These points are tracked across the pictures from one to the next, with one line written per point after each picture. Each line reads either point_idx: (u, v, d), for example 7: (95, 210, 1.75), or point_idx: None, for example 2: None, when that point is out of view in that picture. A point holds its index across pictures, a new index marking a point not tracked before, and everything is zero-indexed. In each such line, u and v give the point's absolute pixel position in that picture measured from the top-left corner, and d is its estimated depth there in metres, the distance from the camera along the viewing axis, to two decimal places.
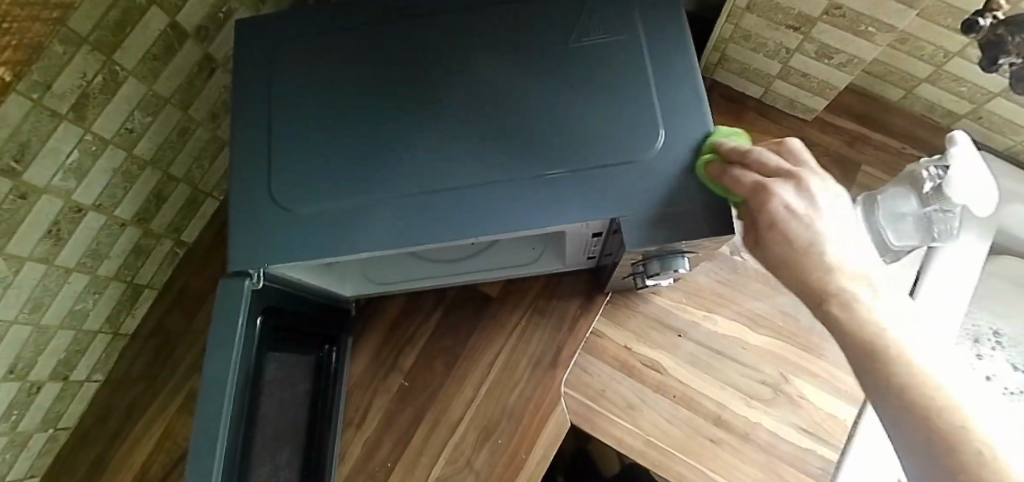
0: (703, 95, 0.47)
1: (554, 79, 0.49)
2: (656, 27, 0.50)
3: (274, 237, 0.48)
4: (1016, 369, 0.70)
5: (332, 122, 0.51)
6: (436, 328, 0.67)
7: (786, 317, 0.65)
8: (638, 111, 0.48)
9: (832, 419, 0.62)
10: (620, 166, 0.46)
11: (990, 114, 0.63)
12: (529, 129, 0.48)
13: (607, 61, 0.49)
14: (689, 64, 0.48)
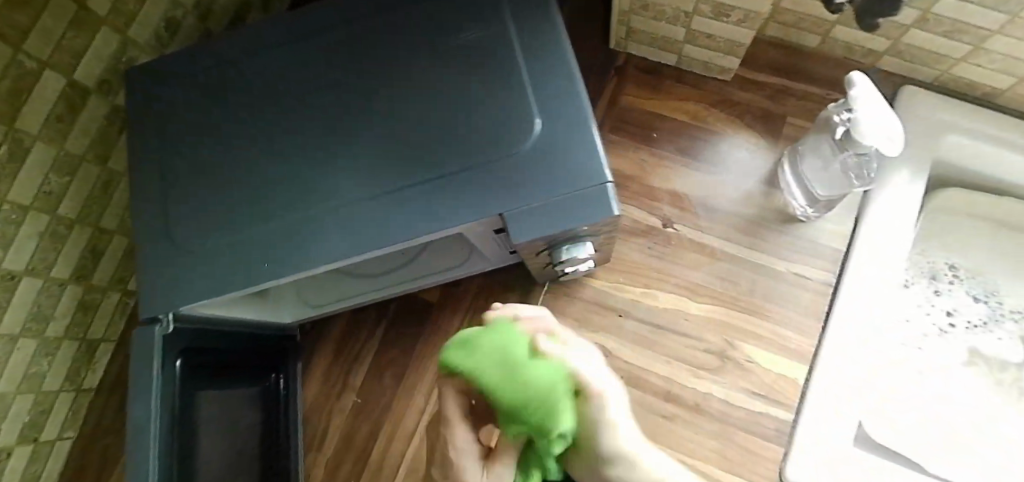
0: (576, 74, 0.46)
1: (430, 83, 0.49)
2: (524, 13, 0.49)
3: (179, 283, 0.49)
4: (978, 302, 0.67)
5: (225, 158, 0.51)
6: (381, 341, 0.68)
7: (725, 283, 0.64)
8: (513, 101, 0.47)
9: (783, 379, 0.61)
10: (501, 160, 0.45)
11: (908, 47, 0.62)
12: (411, 137, 0.48)
13: (479, 55, 0.49)
14: (560, 45, 0.47)
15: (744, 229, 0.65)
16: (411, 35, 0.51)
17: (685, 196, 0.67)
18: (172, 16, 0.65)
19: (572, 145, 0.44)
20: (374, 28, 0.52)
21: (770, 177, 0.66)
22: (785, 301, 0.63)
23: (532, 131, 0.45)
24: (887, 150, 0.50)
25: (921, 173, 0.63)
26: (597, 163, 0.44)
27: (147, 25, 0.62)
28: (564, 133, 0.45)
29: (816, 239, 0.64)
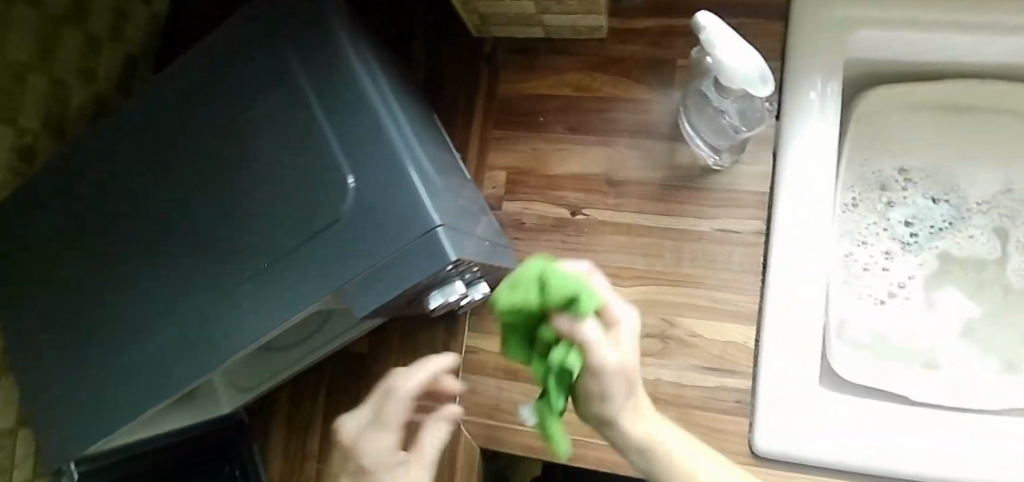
0: (381, 114, 0.41)
1: (245, 164, 0.45)
2: (314, 61, 0.44)
3: (77, 427, 0.49)
4: (938, 202, 0.62)
5: (89, 291, 0.50)
6: (327, 404, 0.66)
7: (650, 258, 0.60)
8: (320, 163, 0.42)
9: (732, 346, 0.56)
10: (324, 231, 0.41)
11: None
12: (239, 227, 0.44)
13: (281, 122, 0.44)
14: (355, 87, 0.42)
15: (656, 195, 0.60)
16: (220, 115, 0.47)
17: (588, 176, 0.62)
18: (23, 145, 0.63)
19: (389, 196, 0.39)
20: (187, 117, 0.49)
21: (673, 131, 0.60)
22: (717, 262, 0.58)
23: (347, 192, 0.40)
24: (757, 89, 0.44)
25: (830, 87, 0.56)
26: (418, 210, 0.38)
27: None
28: (380, 186, 0.39)
29: (734, 187, 0.58)
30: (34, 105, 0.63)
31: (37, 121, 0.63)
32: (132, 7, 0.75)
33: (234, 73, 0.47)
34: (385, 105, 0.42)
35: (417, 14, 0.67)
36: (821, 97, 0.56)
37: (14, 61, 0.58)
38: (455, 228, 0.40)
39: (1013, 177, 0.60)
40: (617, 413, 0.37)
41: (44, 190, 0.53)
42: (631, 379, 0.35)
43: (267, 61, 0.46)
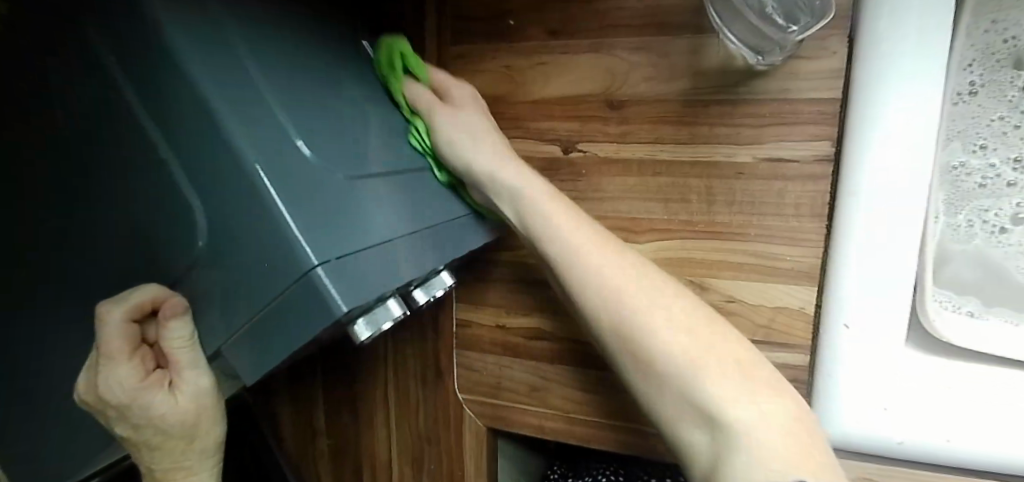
0: (217, 108, 0.28)
1: (65, 184, 0.33)
2: (89, 28, 0.29)
3: None
4: None
5: None
6: (322, 385, 0.61)
7: (673, 204, 0.45)
8: (159, 183, 0.30)
9: (783, 313, 0.44)
10: (183, 277, 0.31)
11: None
12: (91, 267, 0.34)
13: (84, 125, 0.31)
14: (162, 63, 0.28)
15: (675, 118, 0.43)
16: (3, 111, 0.33)
17: (581, 99, 0.46)
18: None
19: (250, 232, 0.28)
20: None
21: (695, 21, 0.41)
22: (761, 205, 0.42)
23: (197, 226, 0.30)
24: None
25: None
26: (288, 250, 0.28)
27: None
28: (234, 217, 0.29)
29: (788, 96, 0.40)
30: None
31: None
32: None
33: None
34: (214, 90, 0.28)
35: None
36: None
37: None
38: (353, 253, 0.30)
39: None
40: (423, 101, 0.42)
41: None
42: (496, 153, 0.42)
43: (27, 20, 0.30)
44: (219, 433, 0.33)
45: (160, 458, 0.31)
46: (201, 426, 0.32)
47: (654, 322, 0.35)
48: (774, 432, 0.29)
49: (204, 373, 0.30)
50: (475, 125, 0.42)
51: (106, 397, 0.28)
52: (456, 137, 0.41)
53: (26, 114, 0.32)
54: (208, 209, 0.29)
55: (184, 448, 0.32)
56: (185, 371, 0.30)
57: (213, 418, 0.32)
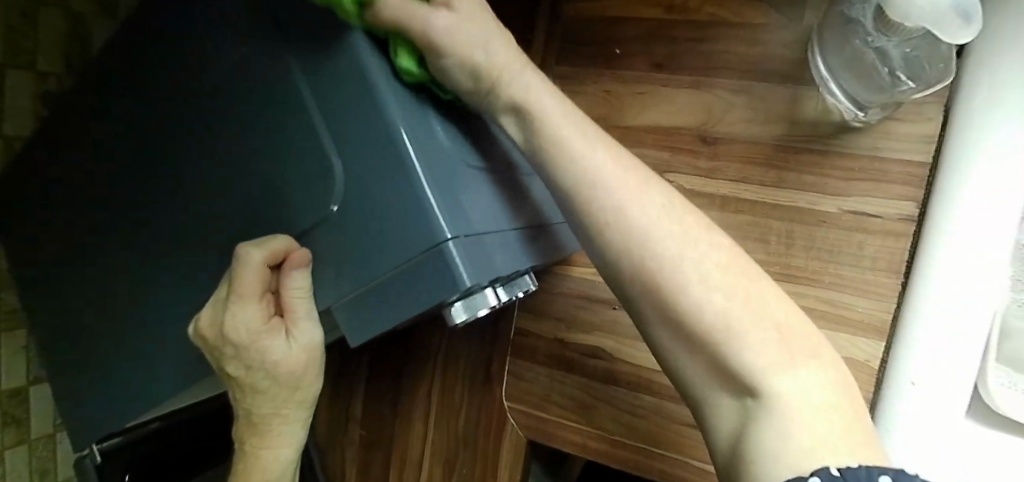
0: (376, 75, 0.29)
1: (218, 132, 0.35)
2: None
3: (96, 411, 0.47)
4: None
5: (89, 271, 0.46)
6: (368, 373, 0.62)
7: (750, 242, 0.46)
8: (305, 138, 0.31)
9: (847, 364, 0.45)
10: (310, 234, 0.32)
11: None
12: (222, 212, 0.36)
13: (249, 79, 0.33)
14: (335, 27, 0.29)
15: (765, 160, 0.45)
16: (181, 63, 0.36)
17: (674, 131, 0.48)
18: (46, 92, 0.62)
19: (387, 198, 0.29)
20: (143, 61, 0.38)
21: (797, 74, 0.44)
22: (838, 255, 0.44)
23: (335, 185, 0.30)
24: (949, 30, 0.29)
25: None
26: (423, 220, 0.28)
27: (21, 117, 0.60)
28: (371, 182, 0.29)
29: (880, 155, 0.42)
30: (50, 47, 0.61)
31: (56, 65, 0.61)
32: None
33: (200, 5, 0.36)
34: (376, 59, 0.29)
35: None
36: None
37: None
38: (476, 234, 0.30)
39: None
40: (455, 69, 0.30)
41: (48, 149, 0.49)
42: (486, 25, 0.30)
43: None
44: (314, 388, 0.34)
45: (262, 400, 0.33)
46: (302, 377, 0.33)
47: (659, 242, 0.26)
48: (815, 390, 0.24)
49: (317, 326, 0.32)
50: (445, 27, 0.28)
51: (227, 334, 0.30)
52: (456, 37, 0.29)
53: (202, 65, 0.35)
54: (351, 168, 0.30)
55: (284, 396, 0.33)
56: (301, 322, 0.31)
57: (314, 373, 0.33)
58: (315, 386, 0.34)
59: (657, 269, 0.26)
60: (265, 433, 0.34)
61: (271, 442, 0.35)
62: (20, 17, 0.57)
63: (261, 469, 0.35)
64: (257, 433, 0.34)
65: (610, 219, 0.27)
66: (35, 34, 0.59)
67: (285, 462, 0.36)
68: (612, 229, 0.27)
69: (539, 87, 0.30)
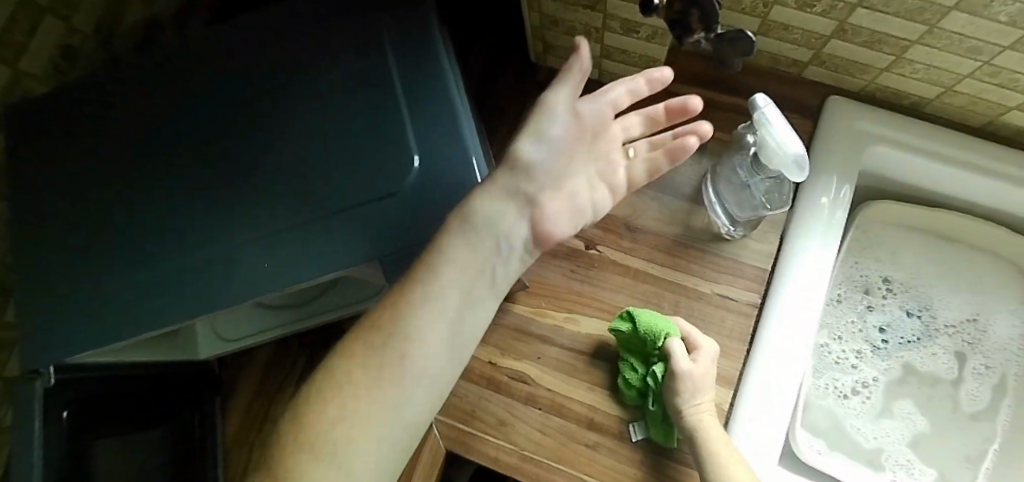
0: (460, 114, 0.50)
1: (327, 124, 0.53)
2: (407, 56, 0.53)
3: (83, 329, 0.50)
4: (911, 316, 0.68)
5: (131, 212, 0.54)
6: (303, 373, 0.70)
7: (649, 306, 0.63)
8: (398, 138, 0.50)
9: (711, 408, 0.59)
10: (386, 198, 0.49)
11: (831, 57, 0.61)
12: (308, 177, 0.51)
13: (366, 98, 0.53)
14: (443, 85, 0.51)
15: (666, 248, 0.63)
16: (316, 74, 0.55)
17: (609, 216, 0.65)
18: (68, 45, 0.67)
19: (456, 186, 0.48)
20: (286, 72, 0.56)
21: (695, 197, 0.64)
22: (708, 324, 0.61)
23: (413, 170, 0.49)
24: (792, 172, 0.50)
25: (841, 199, 0.62)
26: None
27: (40, 57, 0.64)
28: (443, 176, 0.48)
29: (741, 258, 0.62)
30: (90, 14, 0.68)
31: (88, 35, 0.68)
32: None
33: (342, 46, 0.55)
34: (465, 115, 0.50)
35: (480, 31, 0.73)
36: (833, 201, 0.61)
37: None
38: None
39: (980, 309, 0.67)
40: (678, 356, 0.56)
41: (115, 105, 0.58)
42: (709, 377, 0.57)
43: (376, 47, 0.54)
44: (535, 208, 0.45)
45: (505, 184, 0.44)
46: (535, 190, 0.45)
47: (733, 456, 0.53)
48: None
49: (558, 148, 0.45)
50: (710, 345, 0.59)
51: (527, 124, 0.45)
52: (690, 369, 0.55)
53: (331, 85, 0.54)
54: (429, 162, 0.49)
55: (515, 199, 0.44)
56: (556, 138, 0.45)
57: (543, 189, 0.45)
58: (535, 204, 0.45)
59: (734, 460, 0.52)
60: (485, 217, 0.43)
61: (494, 231, 0.44)
62: None
63: (452, 259, 0.43)
64: (467, 222, 0.43)
65: (714, 449, 0.53)
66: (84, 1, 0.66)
67: (467, 276, 0.43)
68: (716, 438, 0.54)
69: (710, 393, 0.56)
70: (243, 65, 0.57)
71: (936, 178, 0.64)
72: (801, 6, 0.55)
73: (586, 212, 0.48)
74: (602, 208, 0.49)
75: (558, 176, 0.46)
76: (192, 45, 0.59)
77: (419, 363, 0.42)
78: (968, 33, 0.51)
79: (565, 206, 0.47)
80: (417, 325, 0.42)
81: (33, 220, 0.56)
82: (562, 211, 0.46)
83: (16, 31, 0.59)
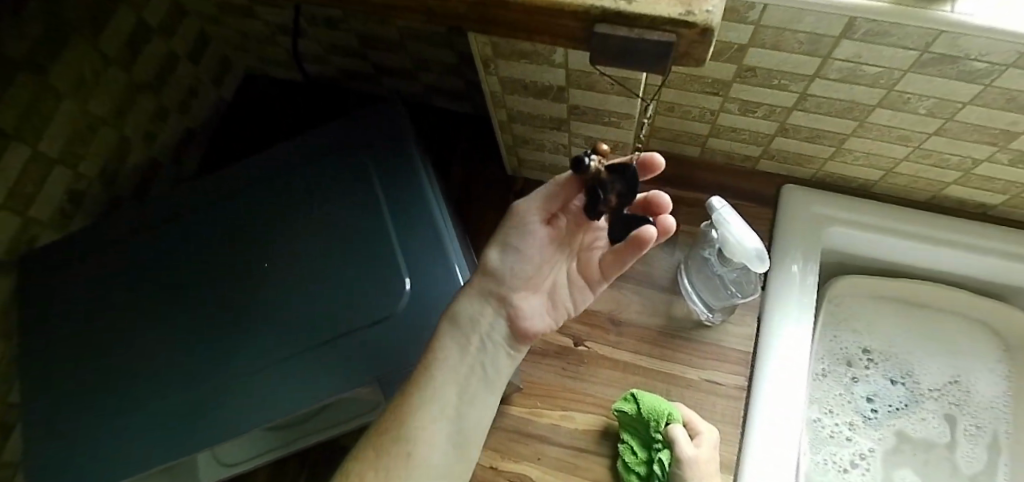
0: (445, 236, 0.54)
1: (322, 253, 0.57)
2: (393, 185, 0.58)
3: (95, 472, 0.51)
4: (895, 384, 0.70)
5: (135, 352, 0.56)
6: None
7: None
8: (389, 263, 0.54)
9: None
10: (375, 321, 0.52)
11: (779, 151, 0.67)
12: (307, 306, 0.54)
13: (355, 226, 0.57)
14: (428, 210, 0.56)
15: (651, 339, 0.67)
16: (310, 208, 0.59)
17: (593, 312, 0.69)
18: (76, 189, 0.70)
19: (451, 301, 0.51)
20: (282, 205, 0.60)
21: (673, 288, 0.68)
22: (700, 410, 0.63)
23: (405, 293, 0.52)
24: (755, 264, 0.53)
25: (809, 266, 0.66)
26: None
27: (46, 205, 0.66)
28: (435, 295, 0.52)
29: (723, 342, 0.66)
30: (96, 159, 0.71)
31: (95, 176, 0.72)
32: (200, 88, 0.85)
33: (333, 180, 0.60)
34: (449, 237, 0.55)
35: (458, 149, 0.80)
36: (802, 269, 0.66)
37: (93, 116, 0.68)
38: None
39: (959, 370, 0.70)
40: (680, 440, 0.58)
41: (116, 247, 0.61)
42: (713, 459, 0.58)
43: (365, 178, 0.59)
44: (514, 308, 0.45)
45: (484, 288, 0.44)
46: (513, 291, 0.45)
47: None
48: None
49: (530, 258, 0.45)
50: (710, 429, 0.60)
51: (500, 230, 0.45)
52: (692, 452, 0.57)
53: (325, 215, 0.59)
54: (420, 283, 0.53)
55: (493, 305, 0.45)
56: (528, 250, 0.44)
57: (518, 289, 0.45)
58: (513, 304, 0.45)
59: None
60: (470, 316, 0.44)
61: (476, 330, 0.44)
62: (86, 129, 0.68)
63: (446, 360, 0.43)
64: (454, 323, 0.44)
65: None
66: (91, 146, 0.70)
67: (450, 402, 0.43)
68: None
69: (715, 477, 0.58)
70: (241, 203, 0.61)
71: (896, 250, 0.68)
72: (743, 111, 0.62)
73: (561, 308, 0.50)
74: (580, 301, 0.51)
75: (534, 276, 0.46)
76: (194, 188, 0.64)
77: (427, 461, 0.42)
78: (895, 125, 0.57)
79: (539, 301, 0.47)
80: (424, 422, 0.42)
81: (38, 366, 0.57)
82: (536, 305, 0.47)
83: (26, 183, 0.62)
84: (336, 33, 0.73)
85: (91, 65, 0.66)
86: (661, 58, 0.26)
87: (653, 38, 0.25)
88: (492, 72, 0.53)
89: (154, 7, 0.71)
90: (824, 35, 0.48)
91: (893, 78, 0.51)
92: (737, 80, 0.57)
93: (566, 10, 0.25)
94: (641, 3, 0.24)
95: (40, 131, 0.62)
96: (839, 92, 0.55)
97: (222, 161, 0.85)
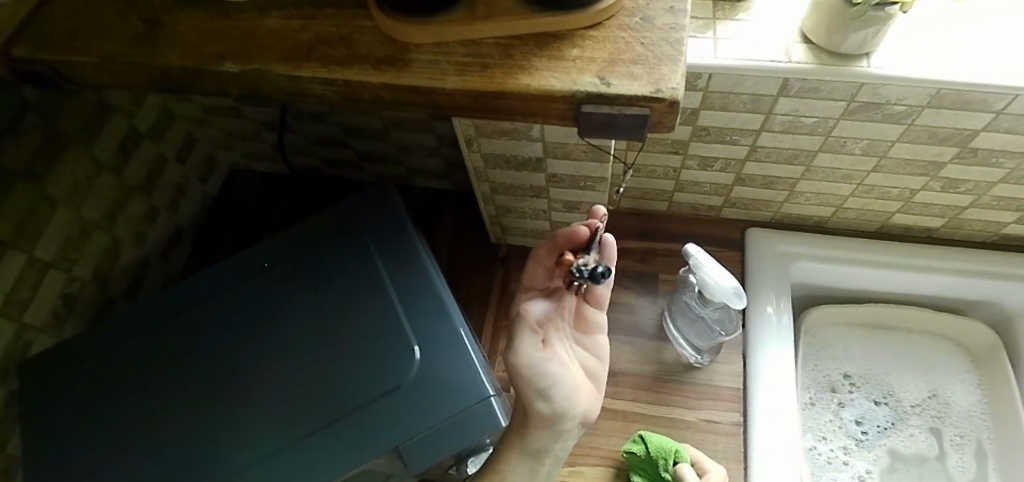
0: (447, 304, 0.57)
1: (324, 330, 0.58)
2: (391, 260, 0.61)
3: None
4: (880, 404, 0.74)
5: (133, 449, 0.55)
6: None
7: None
8: (395, 335, 0.56)
9: None
10: (388, 395, 0.53)
11: (739, 199, 0.73)
12: (314, 384, 0.55)
13: (356, 301, 0.59)
14: (428, 280, 0.59)
15: (647, 385, 0.69)
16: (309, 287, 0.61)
17: None
18: (69, 292, 0.71)
19: (458, 365, 0.54)
20: (281, 287, 0.62)
21: (660, 335, 0.72)
22: (703, 449, 0.65)
23: (413, 361, 0.54)
24: (734, 300, 0.57)
25: (782, 303, 0.70)
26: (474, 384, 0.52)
27: (41, 309, 0.67)
28: (443, 361, 0.54)
29: (715, 382, 0.69)
30: (88, 260, 0.72)
31: (87, 275, 0.73)
32: (188, 187, 0.88)
33: (331, 259, 0.63)
34: (450, 304, 0.57)
35: (443, 223, 0.84)
36: (776, 308, 0.70)
37: (86, 219, 0.71)
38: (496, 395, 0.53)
39: (935, 385, 0.74)
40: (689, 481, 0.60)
41: (107, 343, 0.61)
42: None
43: (364, 253, 0.62)
44: (579, 417, 0.48)
45: (546, 428, 0.47)
46: (572, 408, 0.47)
47: None
48: None
49: (566, 379, 0.46)
50: (716, 466, 0.62)
51: (528, 391, 0.45)
52: None
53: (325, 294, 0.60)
54: (426, 351, 0.55)
55: (558, 429, 0.47)
56: (562, 378, 0.46)
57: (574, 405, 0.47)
58: (578, 415, 0.48)
59: None
60: (539, 448, 0.49)
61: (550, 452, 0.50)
62: (79, 232, 0.70)
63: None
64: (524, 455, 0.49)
65: None
66: (83, 248, 0.71)
67: None
68: None
69: None
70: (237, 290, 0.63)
71: (857, 278, 0.74)
72: (702, 166, 0.68)
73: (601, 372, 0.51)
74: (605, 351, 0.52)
75: (575, 383, 0.47)
76: (189, 280, 0.65)
77: None
78: (838, 166, 0.64)
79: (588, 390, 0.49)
80: None
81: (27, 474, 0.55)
82: (593, 395, 0.50)
83: (21, 288, 0.63)
84: (321, 126, 0.78)
85: (86, 170, 0.68)
86: (637, 128, 0.31)
87: (631, 112, 0.30)
88: (475, 150, 0.58)
89: (144, 112, 0.76)
90: (764, 96, 0.55)
91: (829, 126, 0.58)
92: (694, 139, 0.63)
93: (555, 96, 0.30)
94: (617, 85, 0.29)
95: (36, 237, 0.63)
96: (784, 142, 0.61)
97: (214, 258, 0.88)
